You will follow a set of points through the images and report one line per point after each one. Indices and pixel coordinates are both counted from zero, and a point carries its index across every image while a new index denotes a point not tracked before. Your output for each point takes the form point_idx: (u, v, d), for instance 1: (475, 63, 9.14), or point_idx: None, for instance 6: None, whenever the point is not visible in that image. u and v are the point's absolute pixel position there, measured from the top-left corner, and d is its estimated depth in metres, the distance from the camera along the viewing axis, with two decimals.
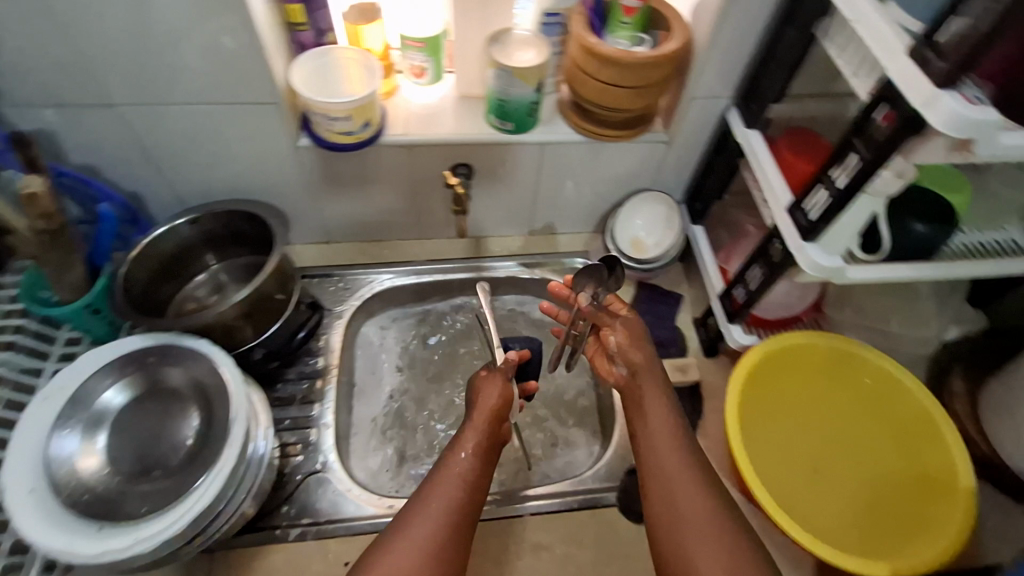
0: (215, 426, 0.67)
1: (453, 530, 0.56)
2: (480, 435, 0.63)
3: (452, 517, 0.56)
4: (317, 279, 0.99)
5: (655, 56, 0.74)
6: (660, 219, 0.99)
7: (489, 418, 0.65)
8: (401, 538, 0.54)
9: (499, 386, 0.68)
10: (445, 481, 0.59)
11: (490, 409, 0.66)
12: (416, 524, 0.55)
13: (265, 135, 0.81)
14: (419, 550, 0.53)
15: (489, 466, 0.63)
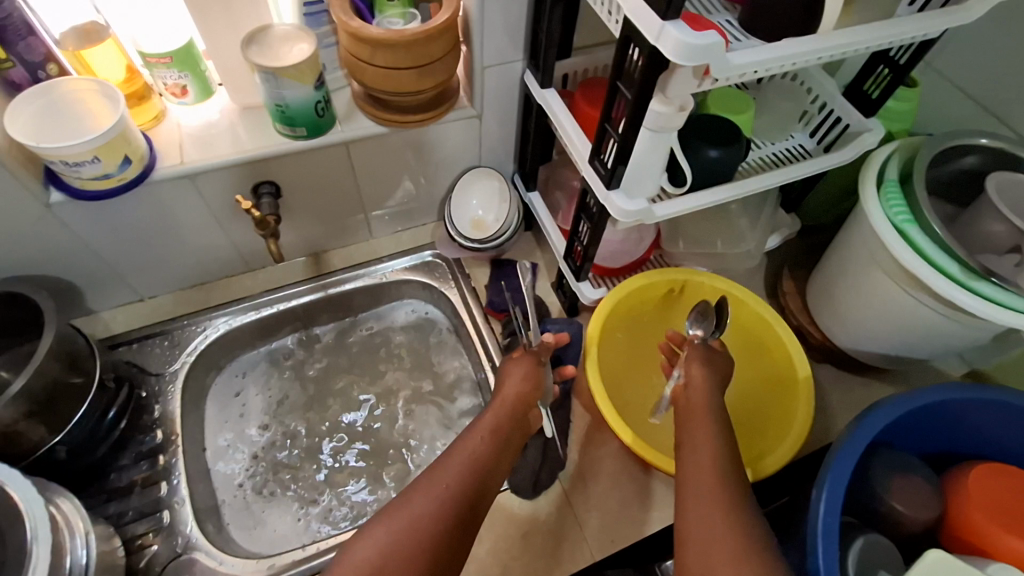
0: (8, 549, 0.56)
1: (458, 499, 0.56)
2: (499, 420, 0.66)
3: (461, 486, 0.57)
4: (136, 346, 0.87)
5: (427, 30, 0.69)
6: (495, 192, 0.97)
7: (509, 406, 0.68)
8: (405, 506, 0.54)
9: (522, 379, 0.71)
10: (459, 454, 0.61)
11: (512, 396, 0.69)
12: (421, 493, 0.55)
13: (0, 200, 0.68)
14: (415, 521, 0.53)
15: (502, 449, 0.64)
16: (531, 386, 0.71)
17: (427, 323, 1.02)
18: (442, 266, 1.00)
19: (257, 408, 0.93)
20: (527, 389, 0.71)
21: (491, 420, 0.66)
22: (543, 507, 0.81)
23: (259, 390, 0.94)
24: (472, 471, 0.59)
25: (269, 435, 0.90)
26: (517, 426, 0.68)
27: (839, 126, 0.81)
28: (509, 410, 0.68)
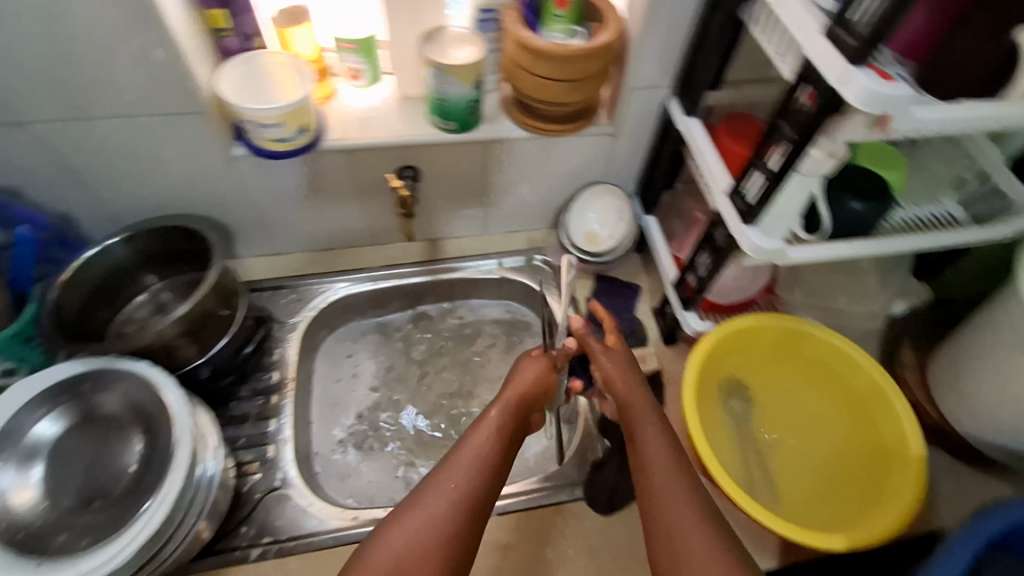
0: (159, 445, 0.64)
1: (474, 496, 0.57)
2: (505, 414, 0.66)
3: (473, 486, 0.58)
4: (268, 292, 0.97)
5: (590, 49, 0.73)
6: (614, 210, 0.99)
7: (516, 400, 0.68)
8: (415, 511, 0.55)
9: (541, 373, 0.72)
10: (465, 452, 0.61)
11: (525, 388, 0.70)
12: (435, 496, 0.56)
13: (197, 146, 0.78)
14: (429, 523, 0.54)
15: (509, 440, 0.65)
16: (544, 382, 0.72)
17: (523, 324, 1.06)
18: (546, 273, 1.04)
19: (367, 372, 1.00)
20: (542, 383, 0.72)
21: (498, 413, 0.66)
22: (615, 525, 0.81)
23: (362, 357, 1.01)
24: (481, 468, 0.60)
25: (377, 397, 0.97)
26: (523, 417, 0.69)
27: (999, 205, 0.77)
28: (518, 401, 0.68)
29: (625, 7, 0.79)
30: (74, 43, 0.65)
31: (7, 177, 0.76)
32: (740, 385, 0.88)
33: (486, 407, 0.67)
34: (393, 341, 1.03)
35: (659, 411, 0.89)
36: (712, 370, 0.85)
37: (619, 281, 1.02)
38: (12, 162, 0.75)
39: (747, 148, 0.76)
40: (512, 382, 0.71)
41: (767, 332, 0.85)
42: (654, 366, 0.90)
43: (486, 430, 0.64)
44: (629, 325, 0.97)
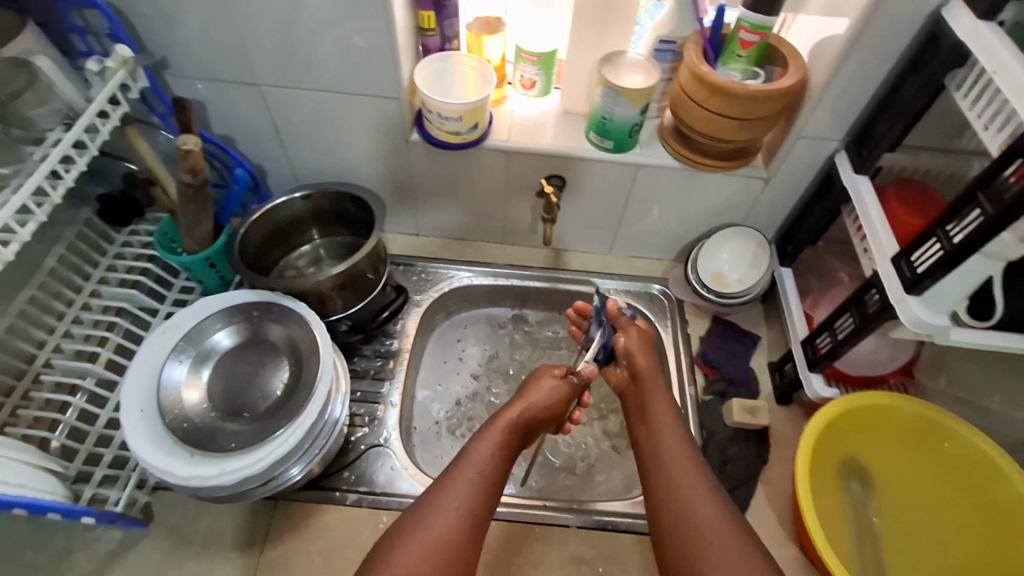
0: (305, 377, 0.72)
1: (471, 520, 0.58)
2: (507, 431, 0.67)
3: (473, 510, 0.59)
4: (402, 268, 1.04)
5: (768, 91, 0.73)
6: (748, 255, 0.97)
7: (524, 414, 0.69)
8: (415, 534, 0.57)
9: (554, 390, 0.72)
10: (466, 471, 0.62)
11: (537, 403, 0.70)
12: (437, 517, 0.58)
13: (382, 126, 0.88)
14: (430, 546, 0.56)
15: (510, 455, 0.66)
16: (563, 402, 0.72)
17: None
18: (665, 304, 1.01)
19: (473, 357, 1.04)
20: (558, 399, 0.72)
21: (501, 428, 0.67)
22: None
23: (468, 346, 1.06)
24: (479, 489, 0.61)
25: (477, 385, 1.01)
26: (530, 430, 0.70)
27: None
28: (527, 413, 0.69)
29: (811, 57, 0.79)
30: (304, 22, 0.74)
31: (227, 127, 0.89)
32: (860, 463, 0.83)
33: (489, 422, 0.68)
34: (500, 335, 1.07)
35: (761, 468, 0.85)
36: (828, 440, 0.81)
37: (739, 327, 0.99)
38: (234, 115, 0.88)
39: (920, 218, 0.73)
40: (524, 393, 0.71)
41: (900, 415, 0.80)
42: (764, 422, 0.86)
43: (489, 447, 0.65)
44: (743, 374, 0.94)
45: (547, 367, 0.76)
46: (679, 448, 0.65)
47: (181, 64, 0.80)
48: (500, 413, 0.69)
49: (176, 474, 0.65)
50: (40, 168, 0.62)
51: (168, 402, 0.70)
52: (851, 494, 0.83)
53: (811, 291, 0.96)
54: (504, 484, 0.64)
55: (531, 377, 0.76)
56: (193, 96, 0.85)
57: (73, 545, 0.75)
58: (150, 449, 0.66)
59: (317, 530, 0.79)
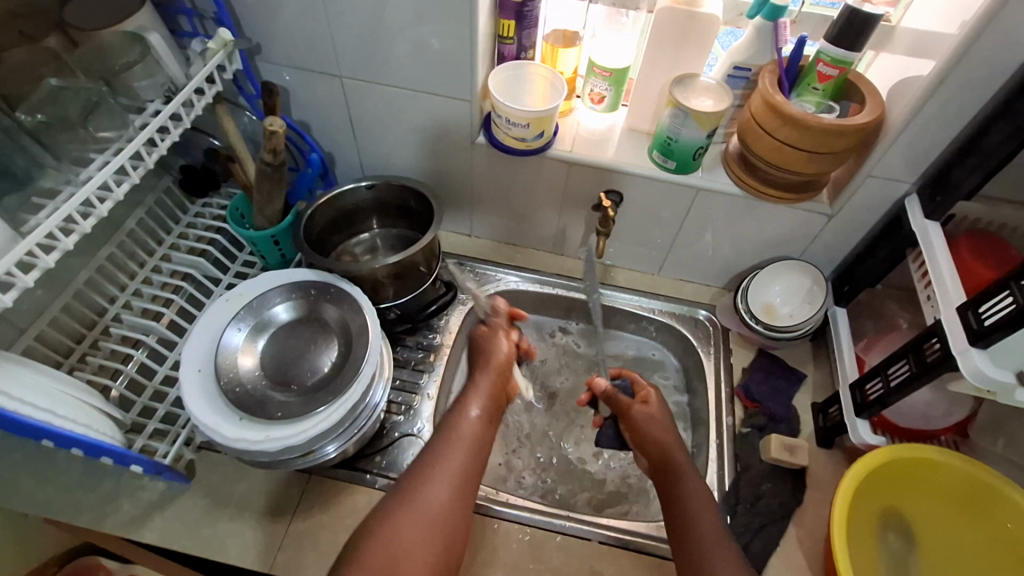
0: (353, 358, 0.75)
1: (462, 486, 0.65)
2: (483, 401, 0.75)
3: (461, 474, 0.65)
4: (451, 265, 1.07)
5: (843, 126, 0.72)
6: (802, 291, 0.95)
7: (490, 381, 0.79)
8: (409, 500, 0.62)
9: (504, 342, 0.86)
10: (449, 441, 0.68)
11: (499, 369, 0.81)
12: (428, 484, 0.64)
13: (450, 127, 0.90)
14: (428, 508, 0.62)
15: (489, 424, 0.74)
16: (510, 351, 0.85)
17: (666, 374, 1.04)
18: (709, 330, 1.01)
19: None
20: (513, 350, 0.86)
21: (473, 399, 0.75)
22: None
23: None
24: (464, 456, 0.67)
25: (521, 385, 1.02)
26: (502, 391, 0.80)
27: None
28: (492, 381, 0.79)
29: (891, 96, 0.77)
30: (392, 21, 0.77)
31: (305, 113, 0.94)
32: (900, 518, 0.80)
33: (462, 395, 0.76)
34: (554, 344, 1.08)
35: (794, 509, 0.83)
36: (868, 488, 0.78)
37: (785, 364, 0.97)
38: (313, 102, 0.92)
39: (993, 271, 0.70)
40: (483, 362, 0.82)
41: (951, 472, 0.76)
42: (802, 463, 0.83)
43: (467, 418, 0.72)
44: (785, 410, 0.91)
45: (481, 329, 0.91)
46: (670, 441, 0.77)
47: (273, 51, 0.85)
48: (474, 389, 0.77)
49: (224, 435, 0.68)
50: (139, 135, 0.67)
51: (225, 365, 0.73)
52: (889, 549, 0.79)
53: (865, 335, 0.93)
54: (489, 449, 0.71)
55: (472, 337, 0.90)
56: (279, 81, 0.89)
57: (120, 491, 0.79)
58: (203, 408, 0.69)
59: (344, 507, 0.81)
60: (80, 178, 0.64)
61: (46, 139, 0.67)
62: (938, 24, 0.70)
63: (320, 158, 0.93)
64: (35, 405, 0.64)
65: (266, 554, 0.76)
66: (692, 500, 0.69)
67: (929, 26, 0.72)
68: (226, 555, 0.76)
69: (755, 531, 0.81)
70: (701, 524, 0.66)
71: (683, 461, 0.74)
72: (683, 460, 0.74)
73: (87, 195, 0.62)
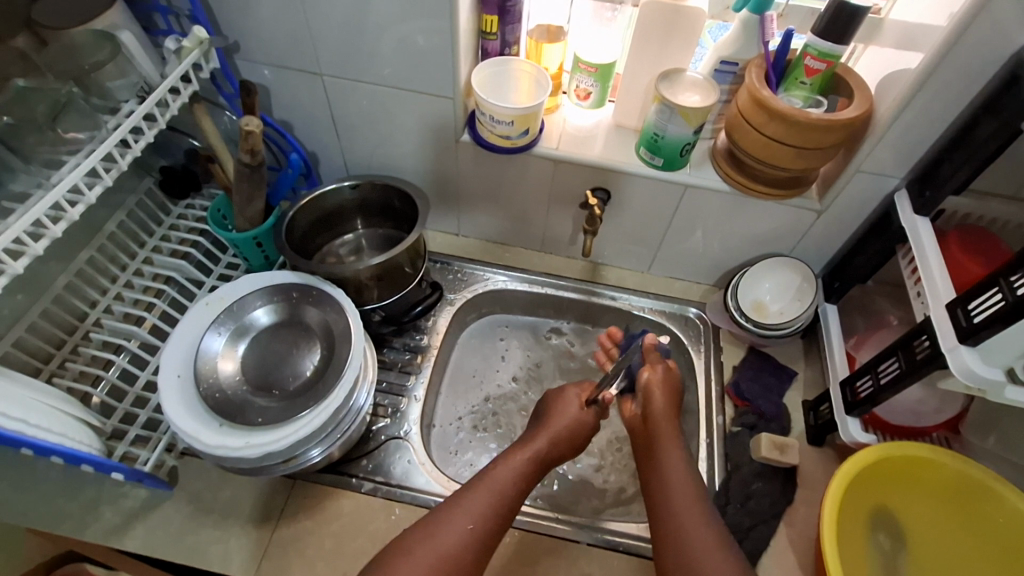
0: (335, 360, 0.73)
1: (479, 545, 0.59)
2: (533, 461, 0.67)
3: (484, 528, 0.60)
4: (439, 265, 1.06)
5: (832, 120, 0.71)
6: (791, 287, 0.94)
7: (550, 445, 0.70)
8: (422, 546, 0.58)
9: (583, 417, 0.73)
10: (482, 490, 0.63)
11: (562, 432, 0.71)
12: (446, 532, 0.59)
13: (434, 124, 0.89)
14: (438, 558, 0.57)
15: (530, 483, 0.67)
16: (585, 422, 0.73)
17: None
18: (699, 329, 1.00)
19: (515, 360, 1.05)
20: (584, 424, 0.73)
21: (524, 456, 0.68)
22: None
23: (511, 347, 1.07)
24: (495, 511, 0.61)
25: (515, 387, 1.02)
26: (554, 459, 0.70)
27: None
28: (551, 443, 0.70)
29: (879, 89, 0.76)
30: (371, 17, 0.76)
31: (287, 112, 0.93)
32: (891, 516, 0.79)
33: (513, 447, 0.69)
34: (545, 345, 1.07)
35: (785, 508, 0.82)
36: (859, 487, 0.77)
37: (775, 361, 0.96)
38: (295, 101, 0.90)
39: (982, 266, 0.69)
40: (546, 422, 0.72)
41: (941, 469, 0.75)
42: (792, 462, 0.83)
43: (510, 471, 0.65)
44: (775, 409, 0.90)
45: (572, 389, 0.77)
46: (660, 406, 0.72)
47: (251, 49, 0.83)
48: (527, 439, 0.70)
49: (205, 442, 0.66)
50: (112, 136, 0.65)
51: (204, 370, 0.72)
52: (879, 548, 0.78)
53: (855, 331, 0.92)
54: (518, 510, 0.64)
55: (557, 395, 0.77)
56: (258, 80, 0.88)
57: (101, 499, 0.78)
58: (182, 413, 0.68)
59: (330, 513, 0.79)
60: (51, 181, 0.62)
61: (15, 141, 0.65)
62: (927, 16, 0.69)
63: (302, 159, 0.90)
64: (8, 414, 0.63)
65: (251, 561, 0.75)
66: (668, 469, 0.66)
67: (917, 18, 0.71)
68: (209, 562, 0.74)
69: (745, 531, 0.80)
70: (677, 503, 0.62)
71: (659, 415, 0.72)
72: (666, 430, 0.70)
73: (57, 198, 0.60)
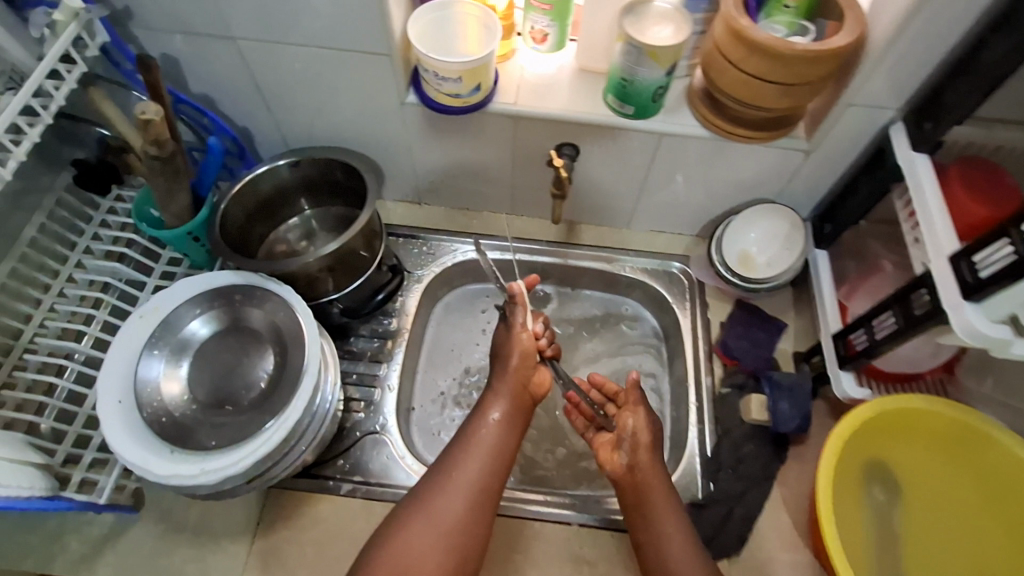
0: (288, 371, 0.68)
1: (478, 493, 0.64)
2: (506, 399, 0.71)
3: (479, 483, 0.64)
4: (403, 239, 0.98)
5: (820, 51, 0.62)
6: (781, 237, 0.88)
7: (516, 384, 0.72)
8: (423, 514, 0.62)
9: (520, 334, 0.74)
10: (472, 446, 0.67)
11: (515, 366, 0.73)
12: (445, 496, 0.63)
13: (376, 88, 0.78)
14: (442, 525, 0.62)
15: (520, 419, 0.71)
16: (530, 353, 0.74)
17: (642, 333, 0.99)
18: (684, 285, 0.95)
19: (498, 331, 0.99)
20: (529, 348, 0.74)
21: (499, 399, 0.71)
22: None
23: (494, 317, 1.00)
24: (486, 463, 0.66)
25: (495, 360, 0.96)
26: (526, 387, 0.72)
27: None
28: (510, 379, 0.72)
29: (874, 8, 0.66)
30: None
31: (206, 86, 0.81)
32: (888, 471, 0.77)
33: (487, 392, 0.72)
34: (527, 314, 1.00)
35: (778, 470, 0.80)
36: (854, 443, 0.74)
37: (764, 314, 0.91)
38: (212, 72, 0.79)
39: (988, 206, 0.63)
40: (500, 357, 0.74)
41: (938, 419, 0.73)
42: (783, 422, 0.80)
43: (490, 424, 0.69)
44: (765, 365, 0.87)
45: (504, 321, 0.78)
46: (642, 463, 0.70)
47: (150, 16, 0.71)
48: (495, 380, 0.73)
49: (155, 473, 0.61)
50: None
51: (146, 393, 0.66)
52: (873, 502, 0.76)
53: (847, 277, 0.86)
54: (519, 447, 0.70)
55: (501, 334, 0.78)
56: (167, 51, 0.76)
57: (65, 528, 0.74)
58: (128, 444, 0.62)
59: (309, 519, 0.76)
60: None
61: None
62: None
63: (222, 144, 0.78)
64: None
65: None
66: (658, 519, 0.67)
67: None
68: None
69: (739, 497, 0.78)
70: None
71: (648, 465, 0.70)
72: (648, 482, 0.69)
73: None
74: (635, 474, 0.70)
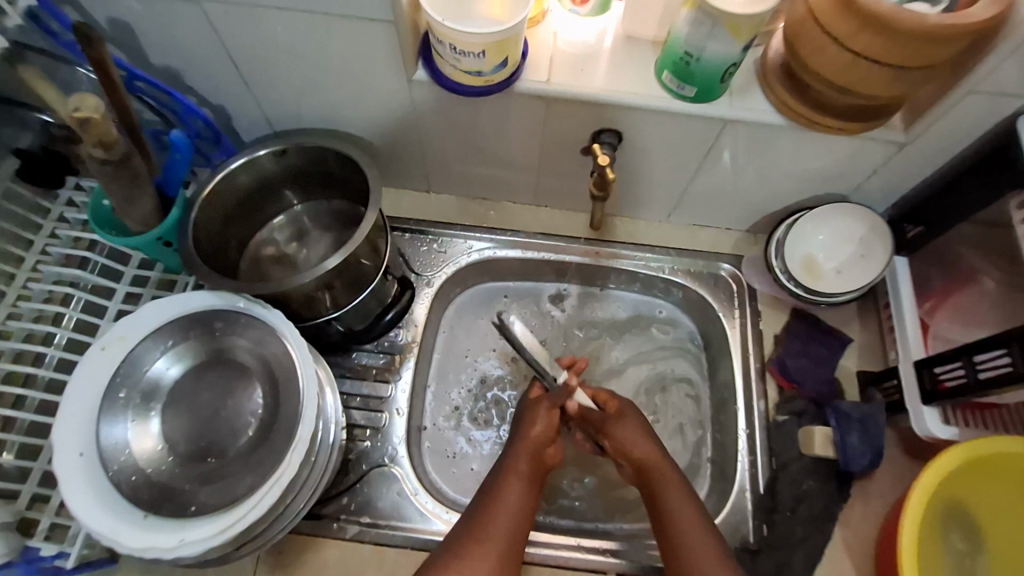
0: (282, 415, 0.57)
1: None
2: (523, 485, 0.64)
3: None
4: (409, 235, 0.85)
5: (959, 27, 0.47)
6: (853, 239, 0.75)
7: (532, 469, 0.65)
8: None
9: (546, 418, 0.69)
10: (481, 541, 0.59)
11: (535, 446, 0.66)
12: None
13: (377, 63, 0.64)
14: None
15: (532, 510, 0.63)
16: (552, 432, 0.68)
17: (677, 338, 0.86)
18: (734, 291, 0.83)
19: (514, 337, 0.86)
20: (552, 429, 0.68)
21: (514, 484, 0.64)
22: None
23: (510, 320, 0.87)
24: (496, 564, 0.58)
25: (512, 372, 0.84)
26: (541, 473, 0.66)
27: None
28: (529, 463, 0.65)
29: None
30: None
31: (170, 57, 0.66)
32: (970, 517, 0.68)
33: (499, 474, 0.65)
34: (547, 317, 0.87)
35: (838, 510, 0.71)
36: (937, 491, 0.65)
37: (825, 326, 0.80)
38: (175, 41, 0.64)
39: None
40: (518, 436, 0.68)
41: None
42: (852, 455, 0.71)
43: (504, 506, 0.61)
44: (826, 387, 0.76)
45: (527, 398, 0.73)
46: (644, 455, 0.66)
47: None
48: (509, 460, 0.66)
49: (126, 545, 0.51)
50: None
51: (114, 446, 0.55)
52: (953, 551, 0.68)
53: (929, 289, 0.74)
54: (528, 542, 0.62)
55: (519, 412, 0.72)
56: (117, 14, 0.61)
57: None
58: (92, 511, 0.51)
59: (312, 566, 0.68)
60: None
61: None
62: None
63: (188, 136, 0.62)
64: None
65: None
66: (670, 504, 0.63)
67: None
68: None
69: (796, 544, 0.69)
70: None
71: (658, 456, 0.66)
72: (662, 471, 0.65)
73: None
74: (643, 471, 0.66)
